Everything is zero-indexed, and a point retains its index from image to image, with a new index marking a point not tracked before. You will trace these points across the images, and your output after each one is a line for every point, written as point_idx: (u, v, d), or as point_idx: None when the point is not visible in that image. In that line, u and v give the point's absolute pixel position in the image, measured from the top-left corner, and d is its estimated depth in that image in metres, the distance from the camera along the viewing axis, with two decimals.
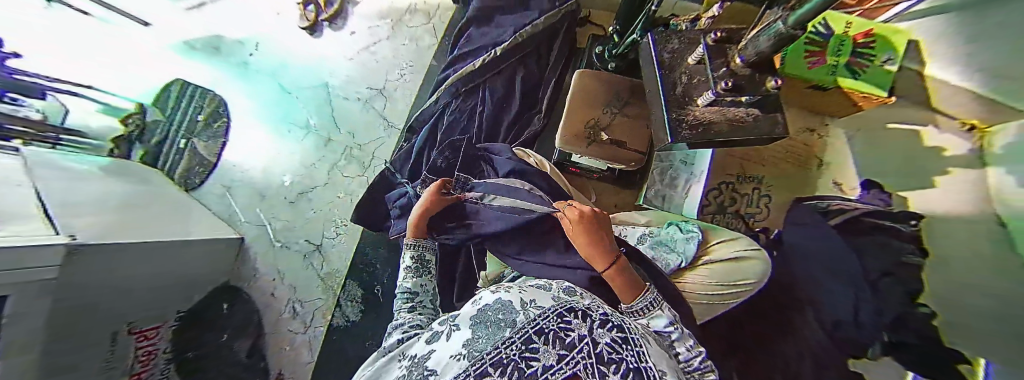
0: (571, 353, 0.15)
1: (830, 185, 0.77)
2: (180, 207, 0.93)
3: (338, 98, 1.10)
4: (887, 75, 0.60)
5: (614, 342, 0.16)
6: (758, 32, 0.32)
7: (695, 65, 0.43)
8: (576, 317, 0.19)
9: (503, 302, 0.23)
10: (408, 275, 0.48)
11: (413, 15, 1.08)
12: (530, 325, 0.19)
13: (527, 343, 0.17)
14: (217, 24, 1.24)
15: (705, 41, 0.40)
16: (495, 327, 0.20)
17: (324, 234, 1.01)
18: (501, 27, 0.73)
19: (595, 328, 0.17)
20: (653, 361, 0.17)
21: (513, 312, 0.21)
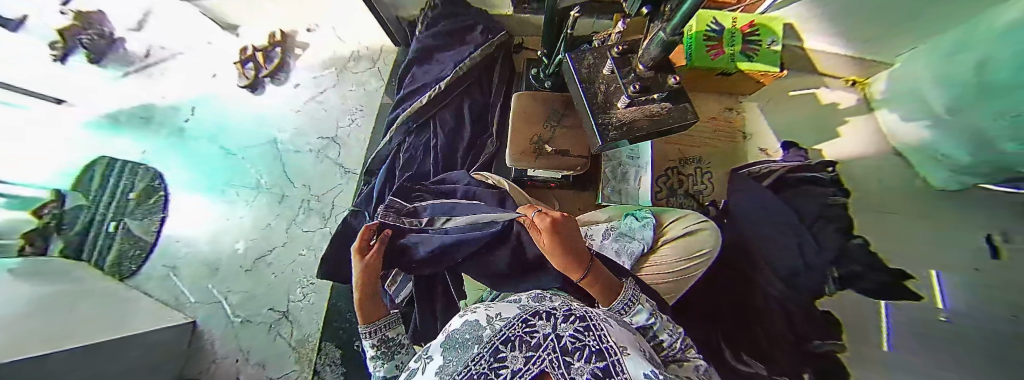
0: (537, 353, 0.15)
1: (757, 151, 0.92)
2: (112, 301, 0.81)
3: (289, 152, 1.06)
4: (776, 54, 0.72)
5: (578, 332, 0.17)
6: (647, 42, 0.37)
7: (610, 75, 0.49)
8: (541, 319, 0.19)
9: (471, 322, 0.24)
10: (379, 364, 0.42)
11: (358, 61, 1.10)
12: (496, 338, 0.18)
13: (495, 355, 0.16)
14: (145, 94, 1.17)
15: (612, 55, 0.47)
16: (462, 348, 0.20)
17: (290, 297, 0.93)
18: (442, 63, 0.77)
19: (560, 323, 0.18)
20: (618, 341, 0.18)
21: (482, 332, 0.21)
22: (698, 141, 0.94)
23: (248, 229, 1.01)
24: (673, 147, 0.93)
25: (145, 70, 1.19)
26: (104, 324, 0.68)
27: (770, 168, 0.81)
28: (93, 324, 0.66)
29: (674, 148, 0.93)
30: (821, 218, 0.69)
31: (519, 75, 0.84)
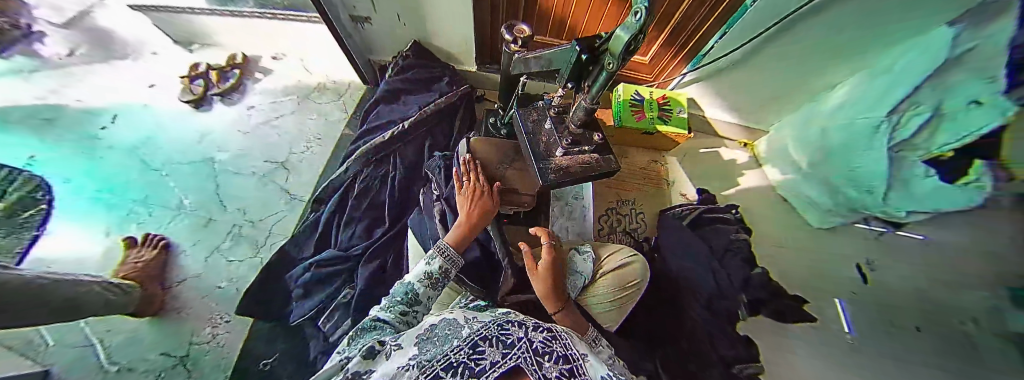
0: (512, 351, 0.23)
1: (679, 196, 1.07)
2: None
3: (227, 174, 0.99)
4: (682, 120, 0.91)
5: (545, 340, 0.25)
6: (576, 107, 0.50)
7: (549, 131, 0.59)
8: (514, 326, 0.28)
9: (452, 321, 0.33)
10: (386, 308, 0.43)
11: (322, 93, 1.12)
12: (475, 337, 0.27)
13: (474, 351, 0.24)
14: (63, 95, 1.08)
15: (551, 117, 0.59)
16: (447, 338, 0.29)
17: (192, 340, 0.79)
18: (407, 105, 0.84)
19: (530, 332, 0.26)
20: (575, 347, 0.26)
21: (466, 329, 0.30)
22: (635, 186, 1.08)
23: None
24: (612, 190, 1.05)
25: (77, 74, 1.13)
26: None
27: (689, 208, 0.96)
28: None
29: (613, 192, 1.05)
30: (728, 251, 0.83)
31: (480, 122, 0.93)
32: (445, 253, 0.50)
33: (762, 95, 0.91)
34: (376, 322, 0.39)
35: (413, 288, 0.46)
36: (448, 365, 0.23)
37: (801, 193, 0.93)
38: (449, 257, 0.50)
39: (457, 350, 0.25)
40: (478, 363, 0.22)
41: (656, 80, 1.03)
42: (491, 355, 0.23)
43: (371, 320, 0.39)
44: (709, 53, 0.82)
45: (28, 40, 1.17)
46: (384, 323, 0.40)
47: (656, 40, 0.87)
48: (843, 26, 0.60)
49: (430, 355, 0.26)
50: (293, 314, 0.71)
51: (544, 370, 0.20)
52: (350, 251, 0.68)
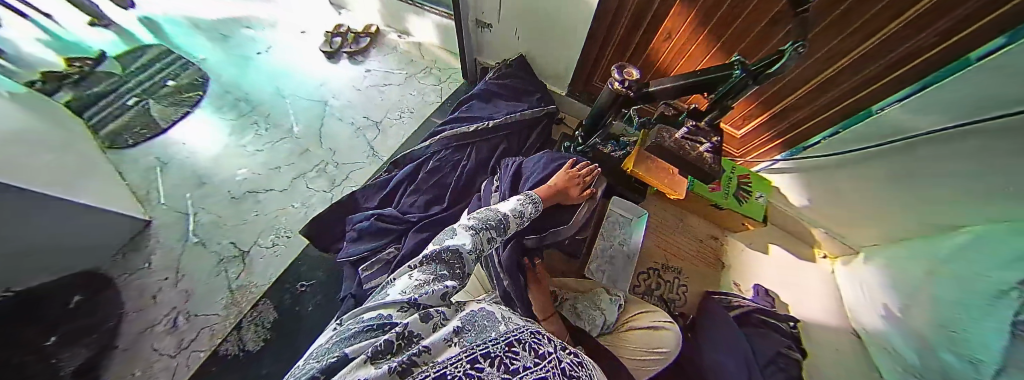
0: (544, 364, 0.24)
1: (732, 284, 1.01)
2: (88, 167, 0.83)
3: (332, 118, 1.17)
4: (759, 207, 0.89)
5: (574, 363, 0.27)
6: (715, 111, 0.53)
7: (682, 138, 0.59)
8: (545, 338, 0.30)
9: (490, 313, 0.33)
10: (475, 221, 0.46)
11: (427, 75, 1.27)
12: (510, 335, 0.28)
13: (510, 348, 0.25)
14: (245, 24, 1.42)
15: (681, 131, 0.59)
16: (486, 327, 0.29)
17: (258, 240, 0.94)
18: (496, 107, 0.91)
19: (559, 350, 0.28)
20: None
21: (502, 324, 0.31)
22: (684, 253, 1.03)
23: (258, 163, 1.07)
24: (661, 251, 1.02)
25: (261, 11, 1.46)
26: (59, 178, 0.68)
27: (738, 301, 0.87)
28: (59, 178, 0.68)
29: (661, 253, 1.02)
30: (771, 364, 0.67)
31: (554, 142, 0.97)
32: (532, 199, 0.57)
33: (869, 209, 0.81)
34: (454, 254, 0.37)
35: (502, 217, 0.50)
36: (484, 351, 0.24)
37: (879, 335, 0.81)
38: (494, 225, 0.47)
39: (494, 343, 0.26)
40: (514, 361, 0.23)
41: (742, 157, 0.99)
42: (525, 357, 0.24)
43: (442, 248, 0.38)
44: (813, 146, 0.79)
45: None
46: (460, 257, 0.37)
47: (757, 119, 0.83)
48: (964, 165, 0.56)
49: (469, 336, 0.26)
50: (341, 252, 0.79)
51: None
52: (406, 217, 0.75)
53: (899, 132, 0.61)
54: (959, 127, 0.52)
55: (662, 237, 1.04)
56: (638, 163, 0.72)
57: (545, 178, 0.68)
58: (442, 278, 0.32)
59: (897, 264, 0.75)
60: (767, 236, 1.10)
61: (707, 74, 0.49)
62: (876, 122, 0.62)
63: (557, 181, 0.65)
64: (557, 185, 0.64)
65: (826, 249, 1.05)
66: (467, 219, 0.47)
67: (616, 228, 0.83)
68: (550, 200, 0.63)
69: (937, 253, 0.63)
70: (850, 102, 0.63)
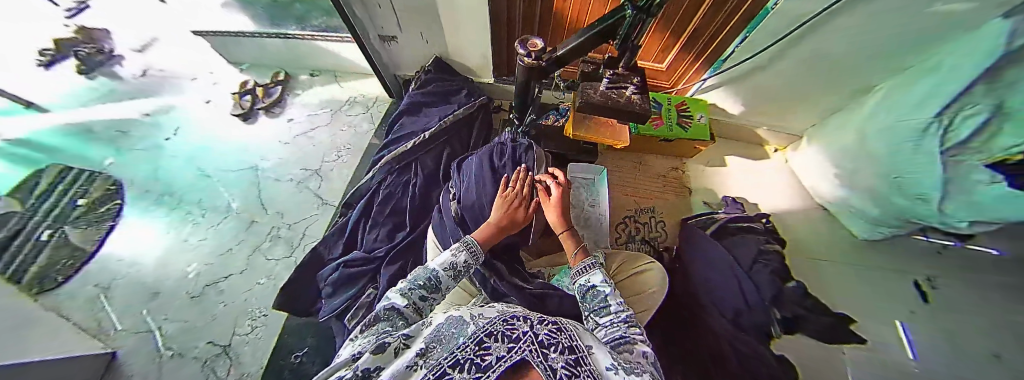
0: (518, 345, 0.23)
1: (702, 203, 1.07)
2: (17, 320, 0.72)
3: (269, 181, 1.10)
4: (703, 128, 0.94)
5: (551, 332, 0.26)
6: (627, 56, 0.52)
7: (606, 90, 0.60)
8: (521, 321, 0.29)
9: (458, 318, 0.33)
10: (407, 286, 0.44)
11: (353, 106, 1.23)
12: (482, 332, 0.27)
13: (481, 347, 0.24)
14: (135, 112, 1.29)
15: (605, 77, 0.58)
16: (454, 333, 0.29)
17: (236, 330, 0.87)
18: (428, 116, 0.90)
19: (535, 325, 0.27)
20: (581, 341, 0.27)
21: (471, 325, 0.30)
22: (652, 193, 1.08)
23: (206, 253, 0.99)
24: (630, 197, 1.06)
25: (150, 92, 1.33)
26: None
27: (711, 218, 0.92)
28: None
29: (630, 199, 1.06)
30: (756, 263, 0.76)
31: (496, 131, 0.98)
32: (470, 247, 0.52)
33: (796, 91, 0.88)
34: (391, 310, 0.38)
35: (434, 274, 0.46)
36: (454, 362, 0.23)
37: (858, 192, 0.89)
38: (434, 286, 0.45)
39: (463, 349, 0.24)
40: (483, 359, 0.22)
41: (675, 86, 1.03)
42: (497, 349, 0.23)
43: (379, 309, 0.38)
44: (731, 56, 0.81)
45: (110, 63, 1.41)
46: (398, 312, 0.38)
47: (675, 47, 0.87)
48: (869, 25, 0.60)
49: (437, 353, 0.26)
50: (322, 311, 0.75)
51: (551, 361, 0.21)
52: (374, 254, 0.72)
53: (801, 17, 0.63)
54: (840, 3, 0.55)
55: (628, 186, 1.08)
56: (577, 127, 0.73)
57: (490, 196, 0.63)
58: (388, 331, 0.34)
59: (859, 135, 0.81)
60: (719, 151, 1.18)
61: (602, 22, 0.47)
62: (775, 17, 0.64)
63: (495, 217, 0.58)
64: (496, 223, 0.57)
65: (774, 142, 1.18)
66: (397, 287, 0.44)
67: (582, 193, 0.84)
68: (493, 240, 0.56)
69: (909, 95, 0.68)
70: (748, 6, 0.64)
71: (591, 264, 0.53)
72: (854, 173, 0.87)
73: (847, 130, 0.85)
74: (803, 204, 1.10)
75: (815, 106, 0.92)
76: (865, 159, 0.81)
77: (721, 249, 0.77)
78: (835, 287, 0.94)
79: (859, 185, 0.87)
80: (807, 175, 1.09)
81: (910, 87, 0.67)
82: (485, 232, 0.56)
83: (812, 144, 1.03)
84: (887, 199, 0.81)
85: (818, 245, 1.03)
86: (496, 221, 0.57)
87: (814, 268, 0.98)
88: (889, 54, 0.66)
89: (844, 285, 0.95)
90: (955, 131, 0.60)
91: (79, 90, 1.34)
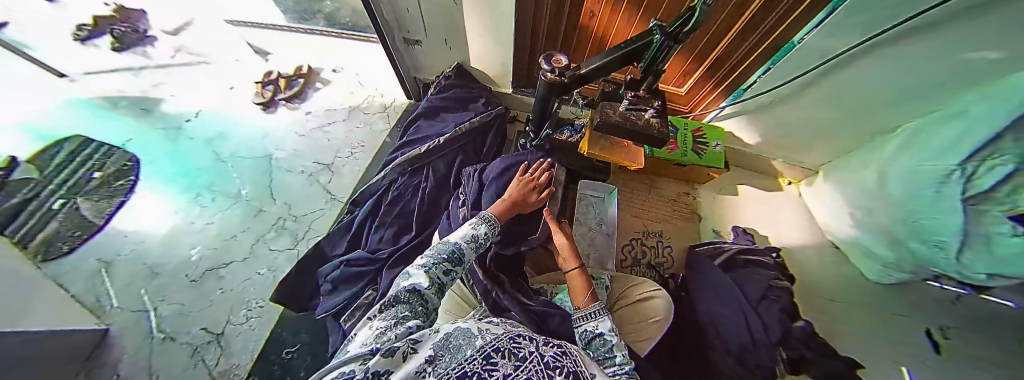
0: (524, 366, 0.23)
1: (712, 232, 1.04)
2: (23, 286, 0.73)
3: (280, 170, 1.11)
4: (719, 155, 0.93)
5: (557, 354, 0.26)
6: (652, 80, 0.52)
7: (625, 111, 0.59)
8: (526, 340, 0.28)
9: (466, 330, 0.31)
10: (428, 258, 0.42)
11: (370, 104, 1.25)
12: (488, 347, 0.26)
13: (487, 364, 0.23)
14: (159, 92, 1.32)
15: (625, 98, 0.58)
16: (459, 344, 0.28)
17: (230, 319, 0.86)
18: (445, 121, 0.91)
19: (541, 346, 0.27)
20: (586, 367, 0.27)
21: (478, 338, 0.28)
22: (661, 217, 1.06)
23: (212, 236, 0.99)
24: (638, 219, 1.05)
25: (178, 74, 1.37)
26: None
27: (721, 248, 0.90)
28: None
29: (638, 221, 1.05)
30: (766, 299, 0.72)
31: (510, 141, 0.98)
32: (488, 220, 0.55)
33: (816, 127, 0.87)
34: (412, 292, 0.36)
35: (458, 247, 0.46)
36: (462, 373, 0.22)
37: (874, 234, 0.86)
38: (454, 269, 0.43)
39: (470, 361, 0.24)
40: (491, 374, 0.22)
41: (692, 111, 1.03)
42: (505, 366, 0.23)
43: (400, 290, 0.36)
44: (751, 86, 0.81)
45: (145, 43, 1.46)
46: (420, 294, 0.36)
47: (695, 74, 0.87)
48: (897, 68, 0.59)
49: (446, 362, 0.25)
50: (319, 307, 0.74)
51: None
52: (377, 255, 0.71)
53: (828, 53, 0.62)
54: (868, 43, 0.55)
55: (636, 207, 1.07)
56: (593, 145, 0.72)
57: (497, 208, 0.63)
58: (404, 320, 0.31)
59: (881, 178, 0.79)
60: (732, 180, 1.17)
61: (629, 44, 0.46)
62: (801, 51, 0.64)
63: (511, 193, 0.61)
64: (512, 198, 0.60)
65: (789, 176, 1.16)
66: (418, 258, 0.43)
67: (591, 209, 0.86)
68: (506, 216, 0.59)
69: (929, 143, 0.67)
70: (772, 40, 0.64)
71: (599, 308, 0.46)
72: (871, 215, 0.85)
73: (867, 171, 0.84)
74: (815, 241, 1.08)
75: (832, 143, 0.91)
76: (885, 202, 0.79)
77: (727, 281, 0.74)
78: (847, 334, 0.90)
79: (875, 227, 0.85)
80: (822, 212, 1.06)
81: (932, 133, 0.66)
82: (501, 206, 0.59)
83: (828, 181, 1.01)
84: (904, 245, 0.78)
85: (829, 286, 0.99)
86: (511, 202, 0.60)
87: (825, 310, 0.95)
88: (912, 99, 0.65)
89: (858, 330, 0.90)
90: (980, 178, 0.58)
91: (113, 66, 1.39)
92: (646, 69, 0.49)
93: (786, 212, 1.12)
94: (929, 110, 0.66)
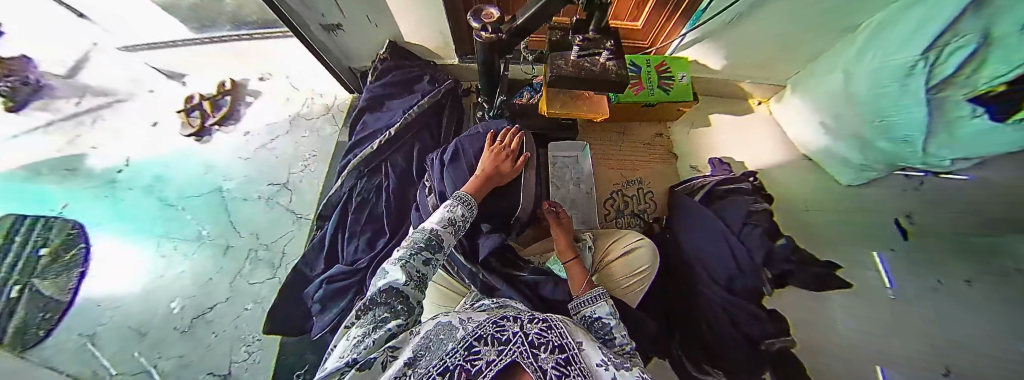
0: (509, 347, 0.19)
1: (691, 168, 1.05)
2: None
3: (236, 201, 1.04)
4: (685, 87, 0.90)
5: (541, 331, 0.23)
6: (600, 17, 0.47)
7: (578, 58, 0.54)
8: (510, 321, 0.25)
9: (446, 323, 0.28)
10: (404, 251, 0.40)
11: (311, 108, 1.15)
12: (470, 336, 0.22)
13: (469, 353, 0.19)
14: (78, 147, 1.17)
15: (575, 44, 0.52)
16: (441, 339, 0.25)
17: (232, 358, 0.84)
18: (392, 110, 0.84)
19: (525, 324, 0.24)
20: (573, 338, 0.25)
21: (459, 329, 0.26)
22: (638, 164, 1.05)
23: (186, 285, 0.94)
24: (616, 170, 1.03)
25: (94, 123, 1.21)
26: None
27: (700, 182, 0.91)
28: None
29: (617, 173, 1.04)
30: (747, 223, 0.74)
31: (469, 117, 0.92)
32: (463, 200, 0.50)
33: (781, 38, 0.83)
34: (389, 291, 0.32)
35: (435, 230, 0.44)
36: (442, 369, 0.18)
37: (843, 137, 0.87)
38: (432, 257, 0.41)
39: (451, 354, 0.20)
40: (473, 364, 0.18)
41: (653, 45, 0.98)
42: (490, 351, 0.19)
43: (376, 292, 0.33)
44: (709, 6, 0.74)
45: (40, 95, 1.28)
46: (398, 292, 0.33)
47: (648, 3, 0.81)
48: None
49: (426, 362, 0.21)
50: (315, 329, 0.72)
51: (541, 361, 0.18)
52: (356, 265, 0.68)
53: None
54: None
55: (613, 159, 1.05)
56: (553, 103, 0.68)
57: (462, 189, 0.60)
58: (383, 322, 0.28)
59: (846, 79, 0.78)
60: (703, 112, 1.15)
61: None
62: None
63: (484, 166, 0.57)
64: (484, 173, 0.55)
65: (758, 95, 1.15)
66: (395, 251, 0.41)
67: (566, 171, 0.85)
68: (483, 191, 0.55)
69: (893, 31, 0.64)
70: None
71: (598, 292, 0.45)
72: (839, 119, 0.85)
73: (833, 74, 0.82)
74: (789, 155, 1.09)
75: (795, 52, 0.88)
76: (852, 101, 0.78)
77: (708, 214, 0.75)
78: (826, 237, 0.95)
79: (843, 131, 0.86)
80: (792, 125, 1.07)
81: (896, 22, 0.64)
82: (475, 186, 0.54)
83: (796, 92, 1.00)
84: (873, 142, 0.80)
85: (807, 195, 1.03)
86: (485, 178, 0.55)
87: (805, 220, 0.99)
88: None
89: (834, 232, 0.96)
90: (942, 65, 0.57)
91: (15, 129, 1.21)
92: (589, 5, 0.44)
93: (759, 132, 1.13)
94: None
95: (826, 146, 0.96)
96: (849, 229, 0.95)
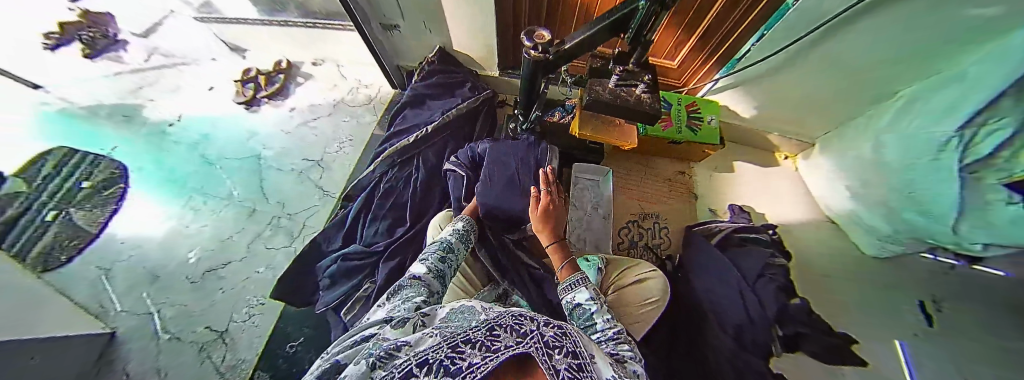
0: (527, 340, 0.19)
1: (708, 210, 1.05)
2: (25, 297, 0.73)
3: (271, 170, 1.10)
4: (714, 131, 0.91)
5: (557, 333, 0.23)
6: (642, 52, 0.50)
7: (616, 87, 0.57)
8: (528, 318, 0.25)
9: (470, 307, 0.29)
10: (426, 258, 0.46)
11: (355, 96, 1.23)
12: (489, 321, 0.23)
13: (491, 332, 0.20)
14: (138, 96, 1.28)
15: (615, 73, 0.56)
16: (465, 318, 0.26)
17: (232, 317, 0.86)
18: (432, 109, 0.89)
19: (542, 324, 0.23)
20: (585, 347, 0.24)
21: (481, 314, 0.26)
22: (656, 198, 1.05)
23: (207, 239, 0.98)
24: (634, 201, 1.04)
25: (157, 78, 1.33)
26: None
27: (718, 226, 0.90)
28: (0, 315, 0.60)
29: (634, 203, 1.04)
30: (760, 278, 0.73)
31: (501, 127, 0.97)
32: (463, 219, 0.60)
33: (814, 96, 0.85)
34: (414, 279, 0.39)
35: (447, 241, 0.52)
36: (467, 337, 0.19)
37: (869, 203, 0.86)
38: (468, 221, 0.60)
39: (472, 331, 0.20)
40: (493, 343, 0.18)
41: (686, 85, 1.00)
42: (509, 337, 0.19)
43: (406, 278, 0.39)
44: (746, 55, 0.77)
45: (116, 47, 1.41)
46: (420, 279, 0.39)
47: (687, 46, 0.85)
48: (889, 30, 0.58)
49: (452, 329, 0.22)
50: (320, 303, 0.74)
51: (554, 362, 0.18)
52: (373, 248, 0.71)
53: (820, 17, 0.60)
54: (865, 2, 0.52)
55: (632, 189, 1.06)
56: (585, 125, 0.71)
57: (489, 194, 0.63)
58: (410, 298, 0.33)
59: (878, 146, 0.78)
60: (727, 157, 1.16)
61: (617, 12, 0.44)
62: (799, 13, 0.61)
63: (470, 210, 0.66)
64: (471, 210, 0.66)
65: (786, 150, 1.15)
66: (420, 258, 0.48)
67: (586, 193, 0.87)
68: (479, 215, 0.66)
69: (929, 105, 0.65)
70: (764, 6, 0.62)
71: (577, 280, 0.45)
72: (866, 184, 0.85)
73: (864, 138, 0.82)
74: (811, 214, 1.08)
75: (828, 112, 0.89)
76: (881, 169, 0.78)
77: (724, 261, 0.75)
78: (842, 304, 0.92)
79: (870, 197, 0.85)
80: (818, 184, 1.06)
81: (933, 96, 0.65)
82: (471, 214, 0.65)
83: (825, 153, 1.00)
84: (899, 213, 0.79)
85: (825, 256, 1.01)
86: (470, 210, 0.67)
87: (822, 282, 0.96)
88: (911, 60, 0.63)
89: (850, 301, 0.93)
90: (979, 144, 0.57)
91: (88, 72, 1.34)
92: (634, 41, 0.47)
93: (782, 186, 1.12)
94: (930, 71, 0.64)
95: (851, 211, 0.95)
96: (865, 301, 0.93)
